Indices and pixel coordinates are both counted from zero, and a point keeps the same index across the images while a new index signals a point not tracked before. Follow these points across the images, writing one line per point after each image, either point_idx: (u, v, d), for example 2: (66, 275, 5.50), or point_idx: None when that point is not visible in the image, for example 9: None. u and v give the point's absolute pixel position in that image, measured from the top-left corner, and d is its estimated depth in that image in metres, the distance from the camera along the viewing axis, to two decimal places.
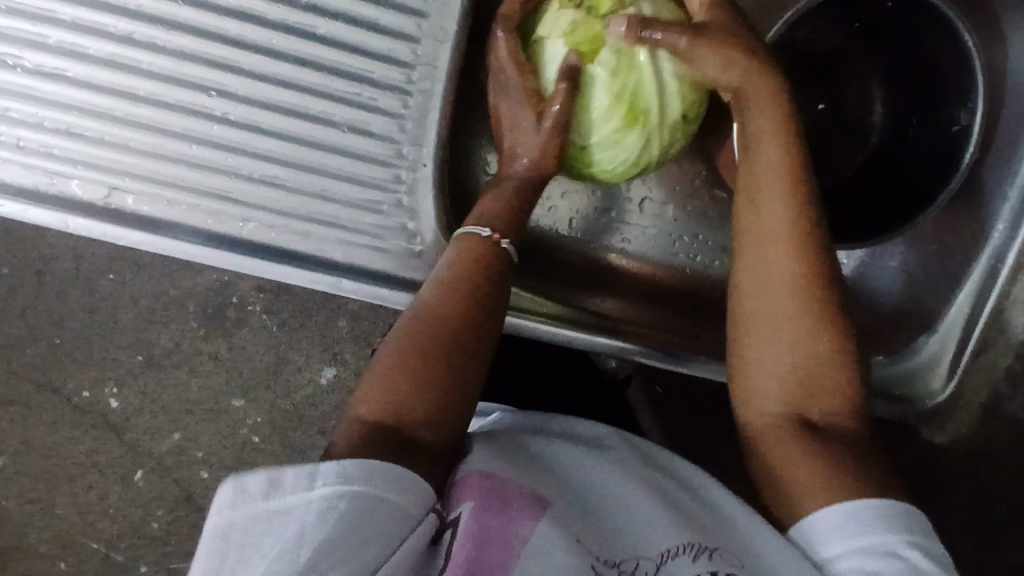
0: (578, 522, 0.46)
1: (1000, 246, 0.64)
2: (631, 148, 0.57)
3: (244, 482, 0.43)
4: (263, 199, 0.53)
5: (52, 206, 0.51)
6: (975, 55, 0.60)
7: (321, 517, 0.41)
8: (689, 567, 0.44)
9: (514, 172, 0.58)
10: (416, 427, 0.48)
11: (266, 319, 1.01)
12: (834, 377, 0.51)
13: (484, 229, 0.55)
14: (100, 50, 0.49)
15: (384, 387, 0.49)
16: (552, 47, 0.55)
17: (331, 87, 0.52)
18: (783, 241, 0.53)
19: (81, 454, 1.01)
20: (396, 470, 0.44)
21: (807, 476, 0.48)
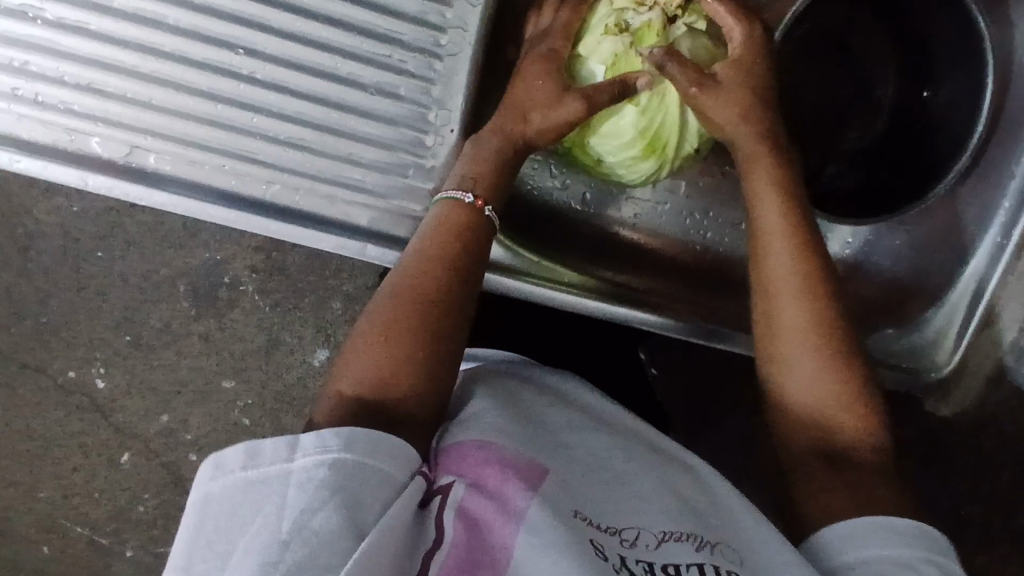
0: (576, 494, 0.45)
1: (1006, 222, 0.66)
2: (642, 174, 0.60)
3: (222, 454, 0.42)
4: (290, 162, 0.53)
5: (71, 163, 0.51)
6: (982, 35, 0.62)
7: (302, 490, 0.40)
8: (691, 553, 0.42)
9: (508, 132, 0.54)
10: (400, 399, 0.47)
11: (258, 299, 0.98)
12: (853, 413, 0.51)
13: (467, 195, 0.53)
14: (125, 5, 0.48)
15: (366, 362, 0.47)
16: (591, 68, 0.56)
17: (360, 48, 0.52)
18: (790, 283, 0.53)
19: (67, 436, 1.00)
20: (378, 438, 0.43)
21: (833, 509, 0.49)
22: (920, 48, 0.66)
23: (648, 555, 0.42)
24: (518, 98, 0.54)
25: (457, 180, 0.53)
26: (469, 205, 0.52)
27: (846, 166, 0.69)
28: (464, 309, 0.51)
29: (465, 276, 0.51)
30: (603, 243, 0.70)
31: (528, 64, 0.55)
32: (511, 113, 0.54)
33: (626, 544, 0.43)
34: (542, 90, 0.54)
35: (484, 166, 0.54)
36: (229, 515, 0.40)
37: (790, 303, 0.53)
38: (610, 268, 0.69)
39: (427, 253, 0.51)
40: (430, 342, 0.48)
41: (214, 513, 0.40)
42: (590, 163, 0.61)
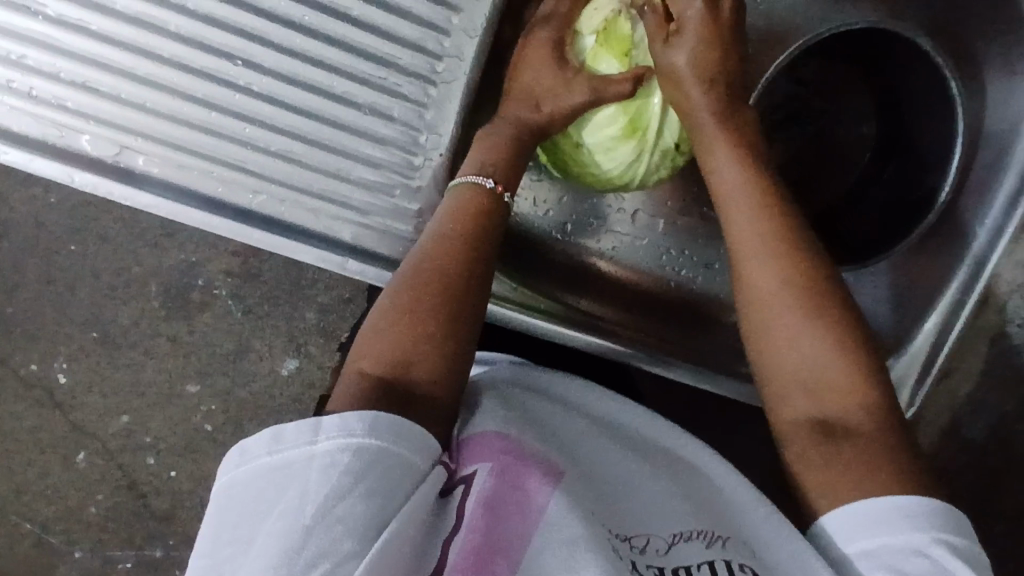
0: (588, 496, 0.48)
1: (966, 280, 0.67)
2: (620, 161, 0.61)
3: (248, 443, 0.43)
4: (277, 173, 0.54)
5: (61, 158, 0.52)
6: (954, 86, 0.65)
7: (324, 473, 0.41)
8: (701, 551, 0.46)
9: (518, 119, 0.58)
10: (420, 384, 0.49)
11: (230, 304, 0.98)
12: (833, 370, 0.52)
13: (487, 180, 0.56)
14: (127, 7, 0.48)
15: (391, 341, 0.49)
16: (583, 40, 0.59)
17: (358, 69, 0.52)
18: (755, 248, 0.56)
19: (23, 430, 0.98)
20: (399, 423, 0.44)
21: (824, 476, 0.49)
22: (898, 105, 0.69)
23: (658, 560, 0.46)
24: (527, 85, 0.58)
25: (477, 166, 0.57)
26: (489, 189, 0.56)
27: (822, 211, 0.71)
28: (482, 301, 0.53)
29: (484, 261, 0.54)
30: (583, 273, 0.71)
31: (533, 48, 0.59)
32: (520, 98, 0.59)
33: (637, 549, 0.46)
34: (552, 78, 0.58)
35: (502, 156, 0.58)
36: (254, 501, 0.41)
37: (770, 280, 0.55)
38: (587, 297, 0.71)
39: (450, 239, 0.54)
40: (454, 328, 0.51)
41: (241, 494, 0.42)
42: (569, 149, 0.62)
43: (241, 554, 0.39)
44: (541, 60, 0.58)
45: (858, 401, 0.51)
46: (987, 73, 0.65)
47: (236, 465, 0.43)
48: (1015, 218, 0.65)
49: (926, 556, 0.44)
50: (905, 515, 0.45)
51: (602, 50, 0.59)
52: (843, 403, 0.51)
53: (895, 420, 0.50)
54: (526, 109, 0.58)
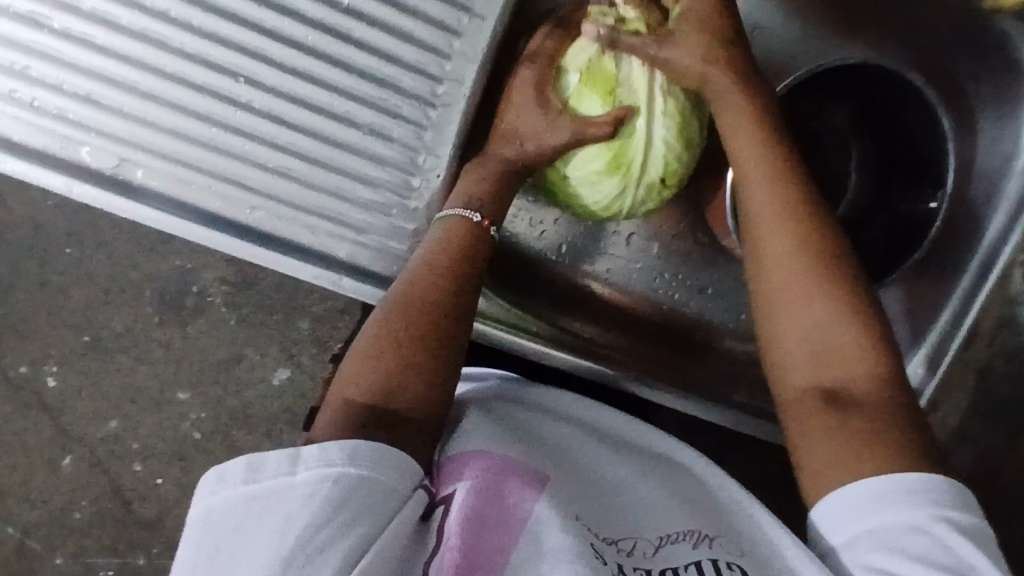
0: (574, 501, 0.50)
1: (958, 311, 0.67)
2: (605, 195, 0.62)
3: (225, 470, 0.45)
4: (276, 190, 0.54)
5: (62, 168, 0.52)
6: (946, 121, 0.67)
7: (306, 502, 0.43)
8: (689, 551, 0.48)
9: (504, 156, 0.60)
10: (401, 409, 0.51)
11: (224, 312, 0.98)
12: (845, 343, 0.53)
13: (474, 214, 0.58)
14: (132, 23, 0.49)
15: (373, 368, 0.52)
16: (568, 78, 0.59)
17: (360, 90, 0.53)
18: (774, 217, 0.56)
19: (9, 432, 0.98)
20: (379, 447, 0.47)
21: (828, 451, 0.50)
22: (892, 142, 0.70)
23: (644, 561, 0.47)
24: (512, 122, 0.59)
25: (462, 199, 0.58)
26: (475, 223, 0.58)
27: None
28: (462, 330, 0.56)
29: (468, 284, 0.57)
30: (577, 296, 0.72)
31: (518, 85, 0.59)
32: (507, 134, 0.60)
33: (623, 553, 0.48)
34: (535, 117, 0.58)
35: (489, 186, 0.59)
36: (230, 530, 0.43)
37: (784, 241, 0.56)
38: (580, 320, 0.72)
39: (435, 263, 0.56)
40: (433, 359, 0.54)
41: (216, 521, 0.43)
42: (558, 180, 0.63)
43: None
44: (527, 97, 0.59)
45: (869, 362, 0.52)
46: (979, 110, 0.66)
47: (210, 491, 0.44)
48: (1005, 254, 0.65)
49: (926, 533, 0.44)
50: (903, 492, 0.46)
51: (586, 89, 0.59)
52: (852, 365, 0.52)
53: (902, 390, 0.52)
54: (512, 144, 0.60)
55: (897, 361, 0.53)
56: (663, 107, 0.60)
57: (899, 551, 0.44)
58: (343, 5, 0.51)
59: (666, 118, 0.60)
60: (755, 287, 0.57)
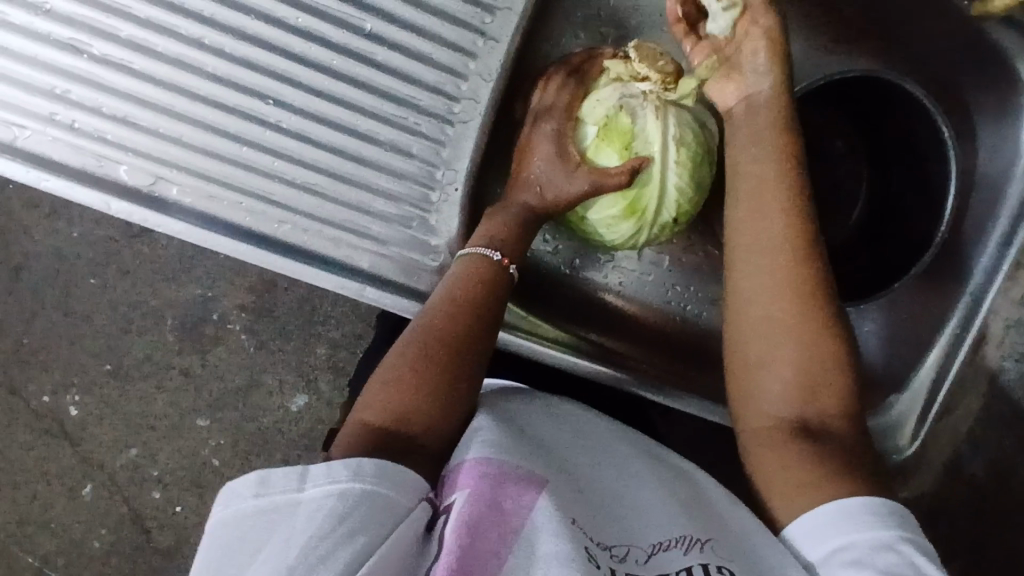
0: (573, 504, 0.51)
1: (966, 314, 0.67)
2: (621, 235, 0.65)
3: (237, 483, 0.47)
4: (302, 205, 0.56)
5: (98, 187, 0.53)
6: (943, 126, 0.67)
7: (312, 516, 0.45)
8: (681, 557, 0.49)
9: (524, 204, 0.62)
10: (420, 431, 0.53)
11: (244, 338, 1.00)
12: (830, 382, 0.56)
13: (495, 254, 0.60)
14: (168, 49, 0.52)
15: (389, 397, 0.54)
16: (585, 131, 0.62)
17: (381, 109, 0.56)
18: (779, 251, 0.58)
19: (30, 460, 1.00)
20: (384, 466, 0.48)
21: (797, 478, 0.53)
22: (890, 150, 0.72)
23: (637, 568, 0.49)
24: (532, 172, 0.62)
25: (485, 239, 0.60)
26: (496, 261, 0.59)
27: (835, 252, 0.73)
28: (479, 365, 0.57)
29: (488, 319, 0.58)
30: (593, 308, 0.73)
31: (539, 136, 0.62)
32: (527, 180, 0.62)
33: (618, 559, 0.49)
34: (554, 170, 0.61)
35: (506, 230, 0.61)
36: (241, 542, 0.45)
37: (780, 275, 0.57)
38: (596, 331, 0.73)
39: (454, 298, 0.57)
40: (453, 383, 0.55)
41: (228, 533, 0.46)
42: (575, 219, 0.66)
43: None
44: (549, 148, 0.62)
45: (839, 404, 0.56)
46: (977, 117, 0.68)
47: (224, 505, 0.47)
48: (1010, 255, 0.66)
49: (894, 550, 0.47)
50: (870, 511, 0.49)
51: (603, 142, 0.62)
52: (829, 404, 0.56)
53: (862, 435, 0.56)
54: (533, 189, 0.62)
55: (860, 409, 0.57)
56: (676, 156, 0.62)
57: (869, 565, 0.46)
58: (365, 30, 0.55)
59: (679, 166, 0.62)
60: (738, 316, 0.59)
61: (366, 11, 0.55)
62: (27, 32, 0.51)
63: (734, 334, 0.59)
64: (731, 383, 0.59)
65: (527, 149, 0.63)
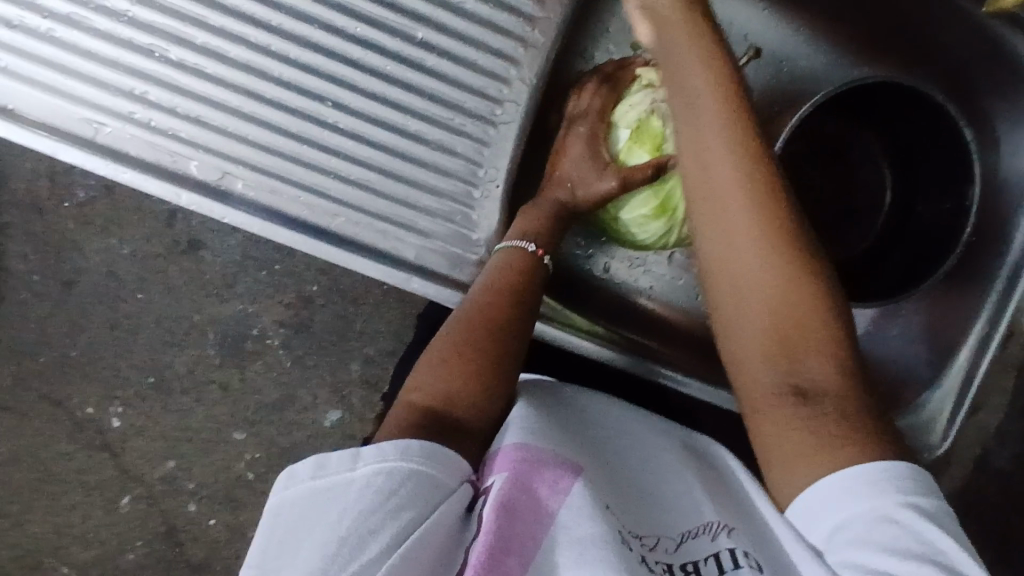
0: (606, 492, 0.52)
1: (992, 314, 0.69)
2: (652, 234, 0.69)
3: (295, 466, 0.48)
4: (355, 199, 0.60)
5: (170, 180, 0.58)
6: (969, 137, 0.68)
7: (363, 493, 0.47)
8: (708, 544, 0.50)
9: (556, 202, 0.66)
10: (462, 414, 0.55)
11: (281, 354, 1.04)
12: (810, 327, 0.51)
13: (530, 245, 0.62)
14: (240, 55, 0.57)
15: (436, 377, 0.57)
16: (618, 134, 0.66)
17: (429, 110, 0.60)
18: (733, 194, 0.51)
19: (70, 472, 1.04)
20: (430, 447, 0.51)
21: (796, 446, 0.49)
22: (909, 151, 0.75)
23: (668, 557, 0.49)
24: (564, 172, 0.66)
25: (520, 233, 0.63)
26: (530, 252, 0.62)
27: (864, 250, 0.77)
28: (518, 350, 0.60)
29: (523, 312, 0.60)
30: (624, 309, 0.76)
31: (573, 138, 0.66)
32: (560, 180, 0.66)
33: (647, 547, 0.50)
34: (586, 169, 0.65)
35: (540, 223, 0.64)
36: (297, 518, 0.47)
37: (740, 220, 0.51)
38: (626, 328, 0.76)
39: (491, 291, 0.60)
40: (492, 371, 0.57)
41: (285, 512, 0.47)
42: (608, 220, 0.69)
43: (286, 559, 0.45)
44: (583, 149, 0.65)
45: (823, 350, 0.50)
46: (999, 123, 0.71)
47: (282, 487, 0.48)
48: None
49: (896, 522, 0.45)
50: (868, 481, 0.46)
51: (635, 145, 0.66)
52: (810, 358, 0.50)
53: (855, 366, 0.51)
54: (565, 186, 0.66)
55: (851, 336, 0.52)
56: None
57: (874, 543, 0.44)
58: (417, 38, 0.59)
59: None
60: (705, 294, 0.54)
61: (418, 22, 0.59)
62: (112, 38, 0.56)
63: (708, 291, 0.54)
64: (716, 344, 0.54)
65: (560, 150, 0.66)
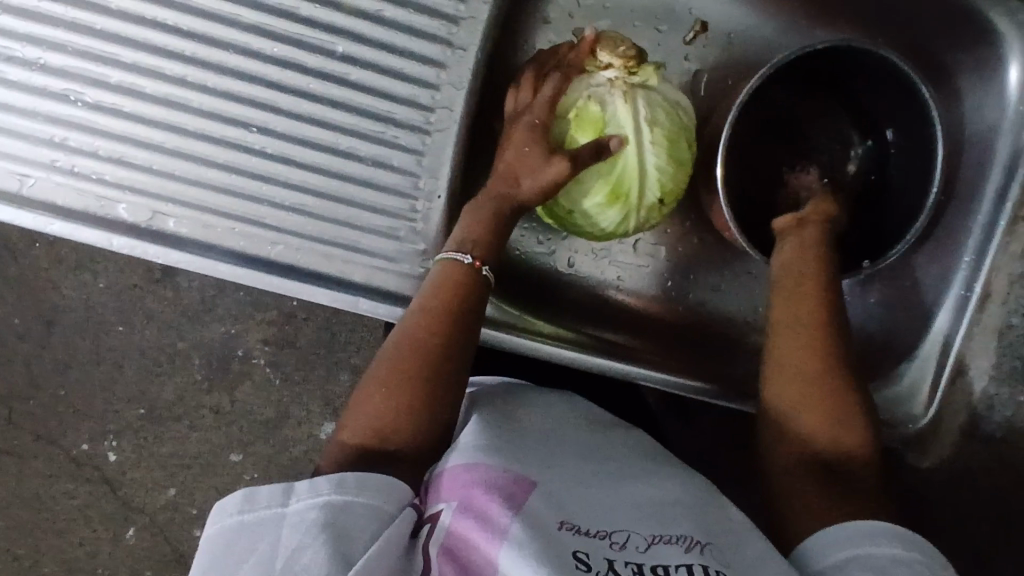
0: (564, 503, 0.49)
1: (968, 276, 0.67)
2: (610, 222, 0.66)
3: (223, 503, 0.48)
4: (292, 224, 0.58)
5: (100, 226, 0.56)
6: (931, 104, 0.65)
7: (295, 528, 0.46)
8: (680, 554, 0.46)
9: (502, 198, 0.62)
10: (397, 445, 0.53)
11: (268, 372, 1.02)
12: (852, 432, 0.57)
13: (465, 257, 0.59)
14: (156, 90, 0.55)
15: (373, 413, 0.54)
16: (560, 124, 0.63)
17: (359, 126, 0.58)
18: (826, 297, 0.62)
19: (75, 509, 1.02)
20: (366, 478, 0.49)
21: (816, 508, 0.55)
22: (872, 109, 0.71)
23: (636, 555, 0.46)
24: (507, 166, 0.62)
25: (458, 244, 0.60)
26: (466, 264, 0.59)
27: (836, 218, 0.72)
28: (458, 369, 0.56)
29: (462, 321, 0.57)
30: (594, 303, 0.75)
31: (514, 129, 0.62)
32: (504, 175, 0.62)
33: (615, 547, 0.47)
34: (530, 159, 0.61)
35: (480, 229, 0.60)
36: (227, 555, 0.46)
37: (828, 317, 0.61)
38: (599, 328, 0.74)
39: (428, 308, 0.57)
40: (425, 393, 0.54)
41: (215, 549, 0.46)
42: (562, 214, 0.67)
43: None
44: (524, 139, 0.61)
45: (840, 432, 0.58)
46: (959, 76, 0.69)
47: (212, 523, 0.48)
48: (1006, 211, 0.66)
49: (902, 564, 0.48)
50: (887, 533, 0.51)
51: (577, 134, 0.63)
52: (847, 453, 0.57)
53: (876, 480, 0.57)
54: (511, 180, 0.62)
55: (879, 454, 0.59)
56: (651, 136, 0.64)
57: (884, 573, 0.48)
58: (338, 52, 0.57)
59: (653, 146, 0.64)
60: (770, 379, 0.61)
61: (336, 34, 0.57)
62: (25, 87, 0.54)
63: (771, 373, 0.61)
64: (767, 427, 0.61)
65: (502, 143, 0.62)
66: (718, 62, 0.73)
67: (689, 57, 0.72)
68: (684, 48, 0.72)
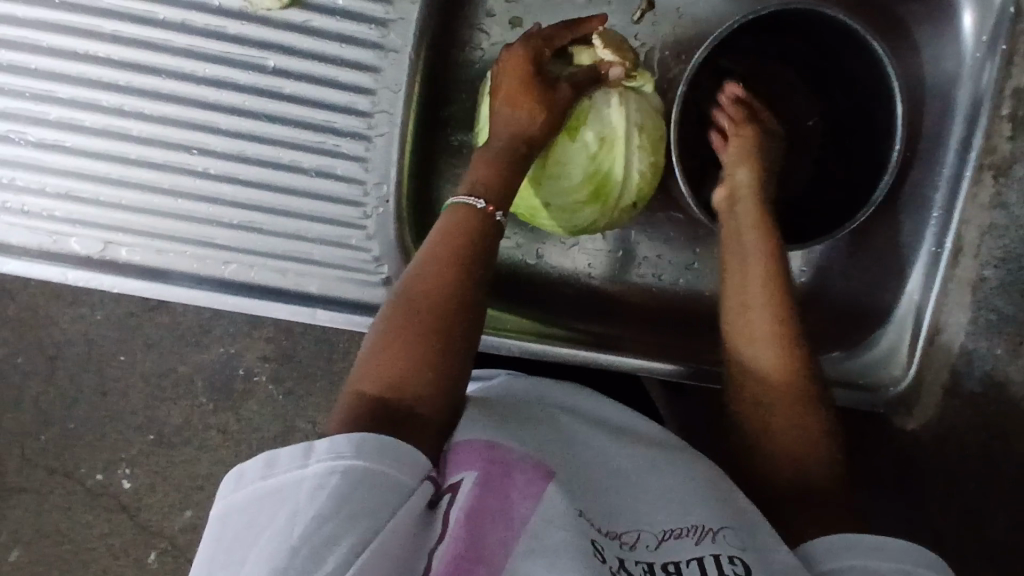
0: (579, 490, 0.46)
1: (938, 232, 0.66)
2: (584, 221, 0.65)
3: (243, 468, 0.44)
4: (242, 242, 0.59)
5: (56, 261, 0.57)
6: (889, 68, 0.63)
7: (312, 494, 0.41)
8: (692, 548, 0.44)
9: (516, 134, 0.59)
10: (417, 398, 0.48)
11: (271, 388, 1.00)
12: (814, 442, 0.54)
13: (479, 202, 0.57)
14: (95, 122, 0.56)
15: (386, 359, 0.48)
16: None
17: (298, 138, 0.58)
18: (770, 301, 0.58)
19: (94, 538, 0.99)
20: (384, 442, 0.43)
21: (801, 524, 0.51)
22: (825, 73, 0.70)
23: (647, 554, 0.44)
24: (513, 102, 0.59)
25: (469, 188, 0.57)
26: (479, 209, 0.56)
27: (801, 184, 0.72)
28: (473, 325, 0.52)
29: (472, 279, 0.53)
30: (566, 291, 0.75)
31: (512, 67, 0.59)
32: (511, 112, 0.59)
33: (626, 546, 0.44)
34: (540, 95, 0.59)
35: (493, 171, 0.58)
36: (247, 523, 0.42)
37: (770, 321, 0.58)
38: (574, 317, 0.74)
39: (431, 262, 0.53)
40: (442, 350, 0.49)
41: (236, 515, 0.43)
42: (537, 206, 0.65)
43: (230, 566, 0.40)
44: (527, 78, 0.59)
45: (780, 372, 0.56)
46: (914, 25, 0.67)
47: (230, 490, 0.44)
48: (971, 160, 0.64)
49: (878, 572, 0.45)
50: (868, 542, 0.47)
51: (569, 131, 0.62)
52: (817, 468, 0.53)
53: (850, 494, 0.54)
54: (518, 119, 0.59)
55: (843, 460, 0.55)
56: (640, 141, 0.63)
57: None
58: (269, 67, 0.57)
59: (643, 151, 0.64)
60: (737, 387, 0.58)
61: (268, 49, 0.57)
62: None
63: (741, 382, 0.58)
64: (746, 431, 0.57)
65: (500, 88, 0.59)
66: (670, 36, 0.71)
67: (640, 36, 0.71)
68: (633, 27, 0.70)
